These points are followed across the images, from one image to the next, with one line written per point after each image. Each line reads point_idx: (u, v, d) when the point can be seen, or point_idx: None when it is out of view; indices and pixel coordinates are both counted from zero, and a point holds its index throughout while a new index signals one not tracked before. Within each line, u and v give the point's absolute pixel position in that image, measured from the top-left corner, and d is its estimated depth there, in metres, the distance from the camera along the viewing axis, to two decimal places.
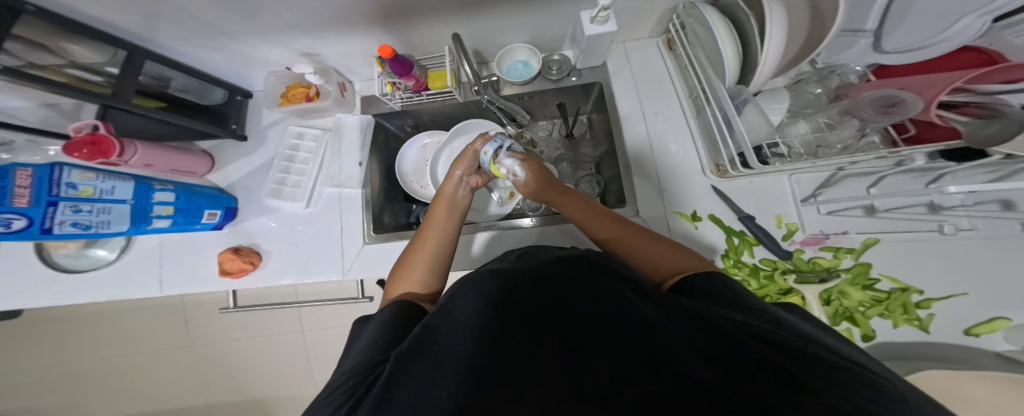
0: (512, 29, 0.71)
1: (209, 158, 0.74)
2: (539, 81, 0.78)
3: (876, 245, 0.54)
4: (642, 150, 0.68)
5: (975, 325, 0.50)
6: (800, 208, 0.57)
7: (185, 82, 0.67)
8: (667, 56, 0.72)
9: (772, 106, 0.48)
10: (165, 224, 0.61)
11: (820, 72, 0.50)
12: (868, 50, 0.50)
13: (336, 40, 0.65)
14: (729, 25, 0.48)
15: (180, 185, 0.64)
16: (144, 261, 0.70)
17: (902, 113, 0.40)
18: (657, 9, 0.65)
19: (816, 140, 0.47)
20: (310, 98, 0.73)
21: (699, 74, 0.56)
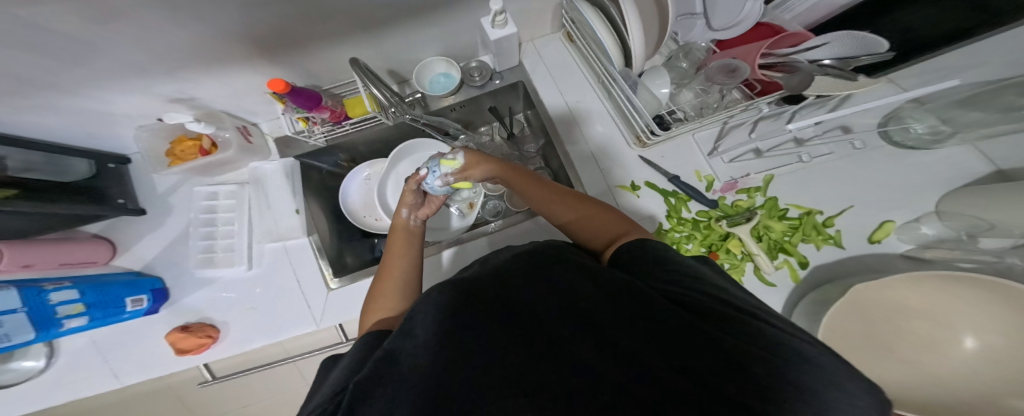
0: (419, 44, 0.71)
1: (106, 242, 0.70)
2: (465, 89, 0.78)
3: (772, 180, 0.61)
4: (575, 139, 0.70)
5: (874, 233, 0.57)
6: (710, 161, 0.63)
7: (26, 158, 0.60)
8: (570, 47, 0.76)
9: (657, 82, 0.51)
10: (82, 322, 0.56)
11: (682, 48, 0.54)
12: (704, 30, 0.54)
13: (212, 80, 0.62)
14: (601, 16, 0.50)
15: (83, 278, 0.58)
16: (83, 360, 0.67)
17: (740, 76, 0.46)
18: (549, 5, 0.69)
19: (699, 102, 0.52)
20: (206, 152, 0.68)
21: (596, 64, 0.57)
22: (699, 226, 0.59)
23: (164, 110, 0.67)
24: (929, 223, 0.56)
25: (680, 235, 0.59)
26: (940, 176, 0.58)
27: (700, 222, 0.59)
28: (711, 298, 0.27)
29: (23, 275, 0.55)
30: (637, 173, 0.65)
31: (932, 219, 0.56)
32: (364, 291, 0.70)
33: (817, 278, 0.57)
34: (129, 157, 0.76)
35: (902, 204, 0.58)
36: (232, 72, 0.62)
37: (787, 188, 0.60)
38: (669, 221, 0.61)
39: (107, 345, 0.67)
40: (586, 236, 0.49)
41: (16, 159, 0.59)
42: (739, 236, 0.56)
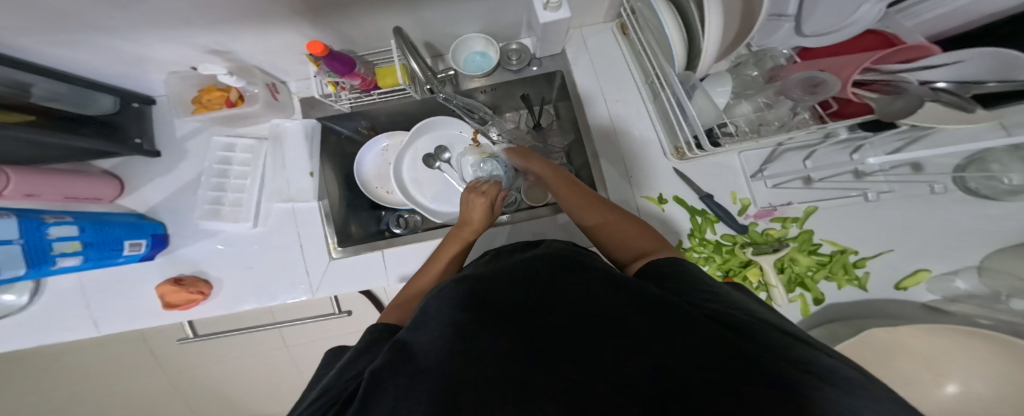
0: (464, 19, 0.66)
1: (117, 180, 0.67)
2: (499, 72, 0.75)
3: (815, 212, 0.56)
4: (608, 138, 0.67)
5: (903, 280, 0.56)
6: (750, 183, 0.58)
7: (53, 88, 0.55)
8: (622, 41, 0.70)
9: (720, 89, 0.48)
10: (74, 263, 0.51)
11: (756, 54, 0.52)
12: (791, 34, 0.50)
13: (256, 37, 0.58)
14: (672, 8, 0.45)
15: (85, 215, 0.54)
16: (63, 302, 0.64)
17: (826, 92, 0.41)
18: None
19: (757, 118, 0.47)
20: (232, 104, 0.64)
21: (654, 61, 0.52)
22: (720, 250, 0.56)
23: (199, 60, 0.63)
24: (966, 277, 0.55)
25: (698, 255, 0.57)
26: (992, 234, 0.54)
27: (722, 245, 0.57)
28: (751, 319, 0.24)
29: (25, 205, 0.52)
30: (668, 185, 0.62)
31: (969, 273, 0.54)
32: (366, 264, 0.69)
33: (827, 314, 0.58)
34: (154, 98, 0.72)
35: (943, 255, 0.55)
36: (273, 30, 0.58)
37: (828, 222, 0.57)
38: (690, 240, 0.59)
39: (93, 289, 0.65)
40: (613, 250, 0.45)
41: (39, 86, 0.54)
42: (761, 266, 0.54)
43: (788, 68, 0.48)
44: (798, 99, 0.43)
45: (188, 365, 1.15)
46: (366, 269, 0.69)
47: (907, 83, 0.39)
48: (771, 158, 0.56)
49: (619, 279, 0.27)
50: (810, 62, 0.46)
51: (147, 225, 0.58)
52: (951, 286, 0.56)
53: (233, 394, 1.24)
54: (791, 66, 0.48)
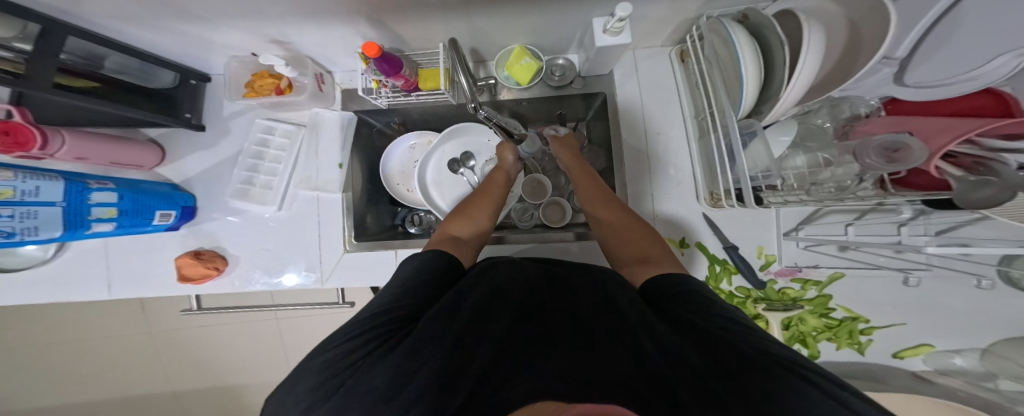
0: (514, 33, 0.67)
1: (158, 148, 0.73)
2: (539, 86, 0.75)
3: (841, 278, 0.56)
4: (640, 170, 0.67)
5: (903, 349, 0.55)
6: (781, 241, 0.58)
7: (122, 61, 0.60)
8: (679, 68, 0.67)
9: (780, 137, 0.46)
10: (107, 228, 0.59)
11: (830, 101, 0.44)
12: (885, 82, 0.39)
13: (313, 28, 0.59)
14: (755, 43, 0.41)
15: (124, 182, 0.62)
16: (86, 260, 0.71)
17: (906, 161, 0.34)
18: (677, 19, 0.58)
19: (810, 176, 0.43)
20: (281, 91, 0.67)
21: (710, 96, 0.50)
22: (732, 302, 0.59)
23: (260, 48, 0.66)
24: (967, 356, 0.52)
25: None
26: None
27: (735, 297, 0.59)
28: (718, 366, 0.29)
29: (71, 165, 0.58)
30: (694, 231, 0.62)
31: (973, 353, 0.52)
32: (376, 260, 0.72)
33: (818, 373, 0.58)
34: (211, 77, 0.76)
35: (954, 333, 0.53)
36: (332, 25, 0.58)
37: (852, 289, 0.56)
38: None
39: (121, 253, 0.72)
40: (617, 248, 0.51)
41: (110, 59, 0.59)
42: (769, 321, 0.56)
43: (868, 121, 0.41)
44: (871, 164, 0.36)
45: (189, 327, 1.18)
46: (374, 268, 0.72)
47: (1001, 166, 0.32)
48: (810, 218, 0.56)
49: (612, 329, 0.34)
50: (897, 120, 0.38)
51: (179, 196, 0.67)
52: (948, 361, 0.54)
53: (215, 368, 1.22)
54: (873, 120, 0.40)
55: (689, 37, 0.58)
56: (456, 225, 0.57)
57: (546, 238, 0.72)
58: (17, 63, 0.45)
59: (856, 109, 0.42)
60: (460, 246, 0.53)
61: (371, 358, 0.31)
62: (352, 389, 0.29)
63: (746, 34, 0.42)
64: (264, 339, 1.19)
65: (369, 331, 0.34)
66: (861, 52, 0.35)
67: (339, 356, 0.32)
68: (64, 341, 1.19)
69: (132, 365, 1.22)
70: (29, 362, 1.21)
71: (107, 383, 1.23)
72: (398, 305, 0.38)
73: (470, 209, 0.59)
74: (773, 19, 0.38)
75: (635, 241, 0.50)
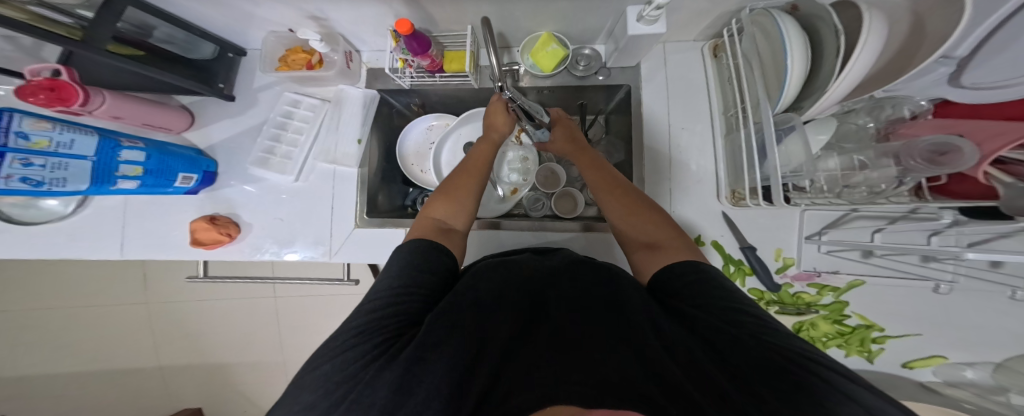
0: (545, 21, 0.66)
1: (188, 114, 0.74)
2: (563, 75, 0.74)
3: (860, 286, 0.56)
4: (662, 164, 0.66)
5: (914, 360, 0.55)
6: (801, 244, 0.57)
7: (170, 32, 0.63)
8: (710, 63, 0.66)
9: (816, 136, 0.46)
10: (132, 185, 0.60)
11: (875, 102, 0.44)
12: (939, 83, 0.39)
13: (349, 3, 0.59)
14: (804, 35, 0.40)
15: (152, 143, 0.63)
16: (104, 218, 0.73)
17: (953, 165, 0.34)
18: (715, 12, 0.58)
19: (842, 178, 0.43)
20: (311, 67, 0.69)
21: (744, 91, 0.50)
22: None
23: (296, 23, 0.67)
24: (978, 369, 0.52)
25: None
26: None
27: None
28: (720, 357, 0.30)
29: (112, 124, 0.60)
30: (711, 229, 0.62)
31: (986, 366, 0.52)
32: (387, 238, 0.72)
33: None
34: (247, 51, 0.78)
35: (967, 347, 0.53)
36: (366, 1, 0.59)
37: (870, 297, 0.56)
38: None
39: (137, 213, 0.73)
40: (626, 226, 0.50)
41: (160, 30, 0.62)
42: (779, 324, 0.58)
43: (912, 123, 0.41)
44: (913, 166, 0.36)
45: (193, 297, 1.19)
46: (386, 246, 0.72)
47: None
48: (836, 223, 0.55)
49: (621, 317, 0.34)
50: (947, 123, 0.38)
51: (202, 161, 0.68)
52: (959, 374, 0.54)
53: (213, 341, 1.22)
54: (919, 122, 0.40)
55: (728, 30, 0.57)
56: (441, 207, 0.54)
57: (544, 227, 0.72)
58: (76, 29, 0.46)
59: (901, 109, 0.42)
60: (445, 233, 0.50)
61: (372, 368, 0.29)
62: (354, 407, 0.27)
63: (797, 25, 0.41)
64: (266, 313, 1.20)
65: (368, 337, 0.32)
66: (923, 49, 0.34)
67: (337, 370, 0.30)
68: (70, 301, 1.21)
69: (129, 331, 1.22)
70: (26, 321, 1.21)
71: (103, 348, 1.23)
72: (394, 312, 0.35)
73: (458, 189, 0.56)
74: (830, 9, 0.37)
75: (643, 227, 0.48)
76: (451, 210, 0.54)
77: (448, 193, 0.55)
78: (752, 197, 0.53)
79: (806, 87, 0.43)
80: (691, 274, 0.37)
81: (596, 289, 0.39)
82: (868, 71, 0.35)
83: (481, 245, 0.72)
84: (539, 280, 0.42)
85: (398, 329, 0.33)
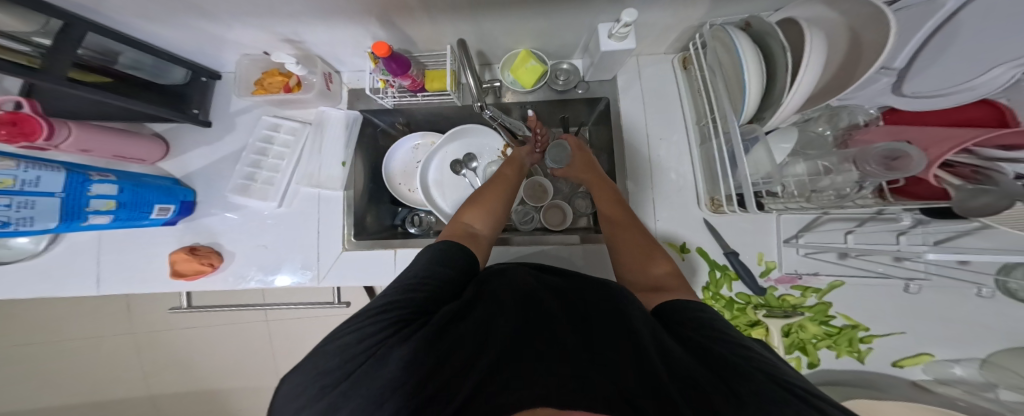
0: (520, 39, 0.68)
1: (163, 144, 0.73)
2: (543, 89, 0.75)
3: (840, 286, 0.58)
4: (644, 174, 0.67)
5: (902, 358, 0.57)
6: (781, 247, 0.59)
7: (136, 58, 0.62)
8: (681, 74, 0.68)
9: (779, 145, 0.47)
10: (104, 220, 0.59)
11: (831, 110, 0.46)
12: (885, 92, 0.41)
13: (325, 27, 0.60)
14: (757, 51, 0.42)
15: (124, 175, 0.62)
16: (81, 255, 0.70)
17: (905, 170, 0.35)
18: (681, 27, 0.60)
19: (810, 184, 0.44)
20: (289, 90, 0.70)
21: (712, 101, 0.52)
22: (731, 307, 0.60)
23: (273, 47, 0.68)
24: (965, 365, 0.54)
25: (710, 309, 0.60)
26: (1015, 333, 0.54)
27: (735, 303, 0.60)
28: (713, 367, 0.29)
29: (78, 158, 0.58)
30: (694, 236, 0.63)
31: (972, 362, 0.54)
32: (376, 260, 0.72)
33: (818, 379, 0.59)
34: (221, 74, 0.78)
35: (946, 340, 0.55)
36: (342, 25, 0.60)
37: (850, 296, 0.57)
38: (704, 292, 0.61)
39: (114, 247, 0.71)
40: (632, 268, 0.50)
41: (126, 55, 0.61)
42: (768, 328, 0.58)
43: (866, 130, 0.43)
44: (871, 172, 0.37)
45: (177, 329, 1.16)
46: (374, 268, 0.71)
47: (997, 175, 0.33)
48: (811, 225, 0.57)
49: (625, 319, 0.35)
50: (896, 129, 0.40)
51: (178, 191, 0.67)
52: (948, 371, 0.55)
53: (200, 373, 1.18)
54: (871, 129, 0.43)
55: (694, 44, 0.59)
56: (470, 214, 0.54)
57: (535, 243, 0.72)
58: (34, 57, 0.46)
59: (855, 117, 0.44)
60: (477, 239, 0.51)
61: (385, 342, 0.30)
62: (360, 380, 0.28)
63: (749, 41, 0.43)
64: (255, 341, 1.16)
65: (384, 316, 0.33)
66: (862, 61, 0.37)
67: (351, 342, 0.31)
68: (46, 342, 1.15)
69: (111, 369, 1.17)
70: (1, 364, 1.16)
71: (83, 388, 1.18)
72: (414, 294, 0.36)
73: (488, 198, 0.57)
74: (776, 27, 0.40)
75: (649, 272, 0.48)
76: (481, 217, 0.54)
77: (479, 201, 0.56)
78: (729, 205, 0.54)
79: (765, 98, 0.44)
80: (692, 307, 0.37)
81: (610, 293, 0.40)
82: (817, 84, 0.37)
83: None
84: (548, 287, 0.42)
85: (412, 310, 0.34)
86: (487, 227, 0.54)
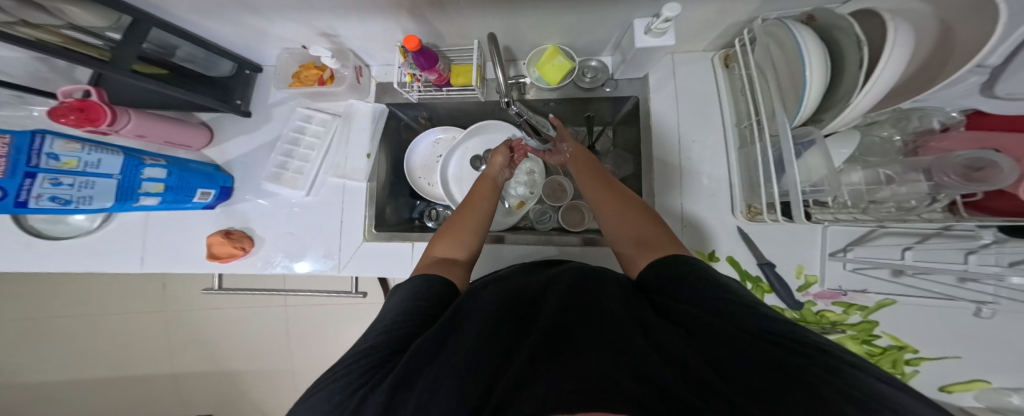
0: (551, 34, 0.66)
1: (207, 130, 0.76)
2: (570, 87, 0.73)
3: (890, 306, 0.53)
4: (673, 177, 0.64)
5: (953, 384, 0.52)
6: (825, 261, 0.55)
7: (191, 51, 0.65)
8: (721, 73, 0.65)
9: (838, 149, 0.42)
10: (153, 202, 0.62)
11: (903, 113, 0.41)
12: (970, 93, 0.37)
13: (361, 21, 0.61)
14: (823, 46, 0.39)
15: (173, 160, 0.65)
16: (125, 232, 0.75)
17: (989, 183, 0.32)
18: (725, 22, 0.56)
19: (867, 193, 0.41)
20: (323, 82, 0.71)
21: (759, 102, 0.49)
22: None
23: (308, 40, 0.69)
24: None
25: None
26: None
27: None
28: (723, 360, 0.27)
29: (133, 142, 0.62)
30: (725, 244, 0.59)
31: None
32: (395, 252, 0.72)
33: None
34: (263, 67, 0.80)
35: (1011, 371, 0.50)
36: (377, 19, 0.60)
37: (900, 317, 0.52)
38: None
39: (155, 227, 0.75)
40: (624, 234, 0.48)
41: (182, 50, 0.64)
42: None
43: (944, 136, 0.39)
44: (946, 182, 0.34)
45: (206, 308, 1.22)
46: (394, 259, 0.73)
47: None
48: (862, 239, 0.53)
49: (612, 317, 0.32)
50: (981, 136, 0.37)
51: (219, 177, 0.69)
52: (1004, 400, 0.49)
53: (226, 351, 1.24)
54: (950, 135, 0.39)
55: (741, 41, 0.56)
56: (443, 247, 0.53)
57: (550, 242, 0.70)
58: (103, 49, 0.49)
59: (929, 120, 0.40)
60: (452, 269, 0.49)
61: (363, 392, 0.29)
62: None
63: (813, 36, 0.39)
64: (276, 324, 1.21)
65: (358, 366, 0.31)
66: (949, 58, 0.33)
67: (338, 390, 0.30)
68: (91, 313, 1.24)
69: (146, 341, 1.25)
70: (52, 330, 1.26)
71: (121, 358, 1.26)
72: (390, 336, 0.35)
73: (458, 227, 0.55)
74: (850, 19, 0.36)
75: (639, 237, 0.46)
76: (456, 247, 0.53)
77: (448, 233, 0.54)
78: (769, 213, 0.50)
79: (826, 98, 0.41)
80: (691, 278, 0.36)
81: (595, 289, 0.38)
82: (894, 83, 0.34)
83: (489, 260, 0.71)
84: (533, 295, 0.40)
85: (388, 351, 0.33)
86: (464, 254, 0.53)
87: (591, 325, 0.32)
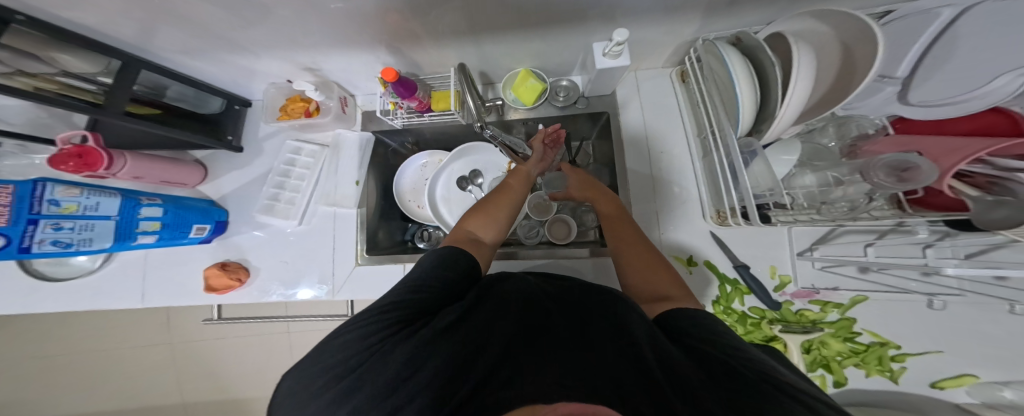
0: (520, 59, 0.71)
1: (202, 168, 0.80)
2: (545, 107, 0.77)
3: (863, 302, 0.54)
4: (646, 186, 0.67)
5: (942, 379, 0.51)
6: (795, 261, 0.57)
7: (182, 91, 0.71)
8: (680, 88, 0.69)
9: (782, 156, 0.46)
10: (150, 239, 0.66)
11: (836, 120, 0.45)
12: (890, 101, 0.43)
13: (339, 55, 0.66)
14: (748, 64, 0.43)
15: (170, 198, 0.68)
16: (126, 270, 0.78)
17: (916, 182, 0.34)
18: (675, 41, 0.61)
19: (820, 195, 0.43)
20: (309, 114, 0.76)
21: (710, 114, 0.52)
22: (745, 322, 0.57)
23: (293, 75, 0.74)
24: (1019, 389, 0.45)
25: None
26: None
27: (748, 317, 0.57)
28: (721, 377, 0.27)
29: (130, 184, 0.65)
30: (701, 249, 0.61)
31: None
32: (385, 274, 0.75)
33: (847, 402, 0.54)
34: (252, 102, 0.85)
35: (998, 362, 0.49)
36: (354, 54, 0.65)
37: (876, 312, 0.54)
38: (713, 306, 0.59)
39: (155, 263, 0.78)
40: (634, 275, 0.48)
41: (172, 89, 0.70)
42: (786, 343, 0.54)
43: (874, 141, 0.42)
44: (880, 183, 0.36)
45: (205, 341, 1.23)
46: (384, 282, 0.75)
47: (1015, 185, 0.32)
48: (826, 237, 0.55)
49: (623, 321, 0.33)
50: (904, 140, 0.39)
51: (215, 212, 0.73)
52: (998, 395, 0.47)
53: (226, 383, 1.24)
54: (879, 140, 0.41)
55: (688, 59, 0.60)
56: (475, 221, 0.54)
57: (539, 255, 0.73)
58: (98, 94, 0.55)
59: (863, 127, 0.44)
60: (479, 247, 0.51)
61: (390, 341, 0.32)
62: (366, 374, 0.29)
63: (740, 56, 0.44)
64: (276, 353, 1.22)
65: (391, 316, 0.35)
66: (860, 64, 0.36)
67: (360, 336, 0.33)
68: (93, 353, 1.26)
69: (146, 378, 1.25)
70: (56, 371, 1.27)
71: (122, 396, 1.26)
72: (413, 298, 0.37)
73: (493, 205, 0.57)
74: (763, 43, 0.41)
75: (653, 279, 0.46)
76: (484, 228, 0.54)
77: (483, 209, 0.56)
78: (733, 217, 0.53)
79: (760, 111, 0.45)
80: (694, 310, 0.36)
81: (604, 293, 0.40)
82: (808, 96, 0.38)
83: None
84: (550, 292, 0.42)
85: (414, 312, 0.35)
86: (488, 235, 0.54)
87: (600, 325, 0.34)
